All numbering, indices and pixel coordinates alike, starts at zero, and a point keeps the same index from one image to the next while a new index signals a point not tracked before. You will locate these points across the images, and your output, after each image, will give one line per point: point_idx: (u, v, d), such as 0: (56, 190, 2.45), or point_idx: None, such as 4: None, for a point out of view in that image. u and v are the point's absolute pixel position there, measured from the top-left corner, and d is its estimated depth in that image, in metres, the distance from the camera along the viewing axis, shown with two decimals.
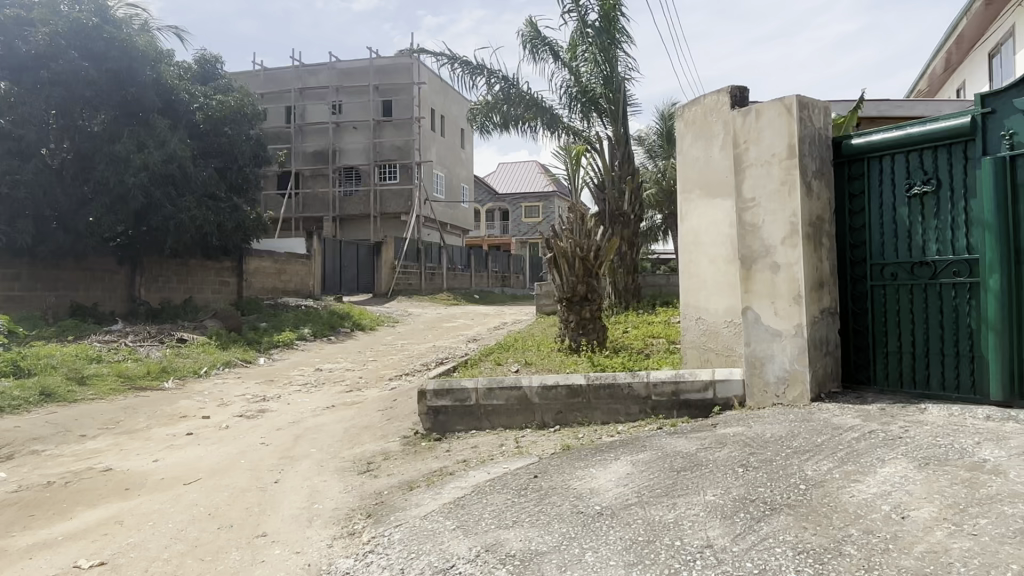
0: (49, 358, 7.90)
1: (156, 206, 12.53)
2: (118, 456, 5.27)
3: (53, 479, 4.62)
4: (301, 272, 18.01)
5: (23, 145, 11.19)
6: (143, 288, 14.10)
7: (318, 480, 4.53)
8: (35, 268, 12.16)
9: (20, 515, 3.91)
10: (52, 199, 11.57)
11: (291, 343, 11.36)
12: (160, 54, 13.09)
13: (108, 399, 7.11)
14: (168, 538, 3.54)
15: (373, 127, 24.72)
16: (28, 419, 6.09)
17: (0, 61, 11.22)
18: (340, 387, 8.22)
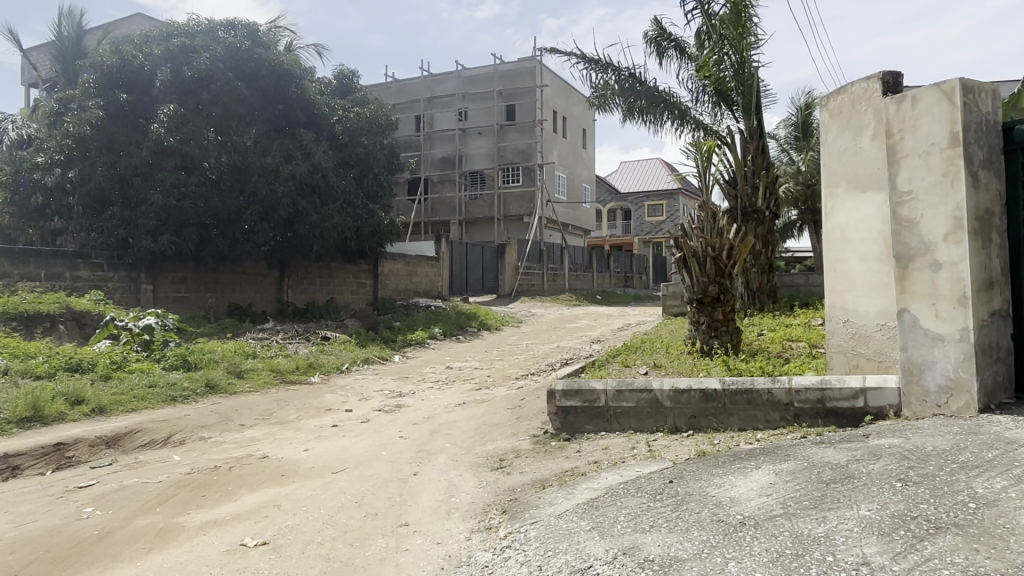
0: (212, 353, 8.71)
1: (303, 214, 13.39)
2: (272, 444, 5.71)
3: (219, 463, 5.08)
4: (430, 274, 18.72)
5: (189, 160, 12.17)
6: (290, 289, 15.21)
7: (454, 474, 4.69)
8: (199, 272, 13.40)
9: (194, 495, 4.33)
10: (212, 208, 12.44)
11: (422, 341, 11.83)
12: (304, 72, 14.04)
13: (262, 392, 7.73)
14: (321, 523, 3.79)
15: (497, 131, 25.23)
16: (196, 408, 6.73)
17: (169, 86, 12.31)
18: (469, 385, 8.46)
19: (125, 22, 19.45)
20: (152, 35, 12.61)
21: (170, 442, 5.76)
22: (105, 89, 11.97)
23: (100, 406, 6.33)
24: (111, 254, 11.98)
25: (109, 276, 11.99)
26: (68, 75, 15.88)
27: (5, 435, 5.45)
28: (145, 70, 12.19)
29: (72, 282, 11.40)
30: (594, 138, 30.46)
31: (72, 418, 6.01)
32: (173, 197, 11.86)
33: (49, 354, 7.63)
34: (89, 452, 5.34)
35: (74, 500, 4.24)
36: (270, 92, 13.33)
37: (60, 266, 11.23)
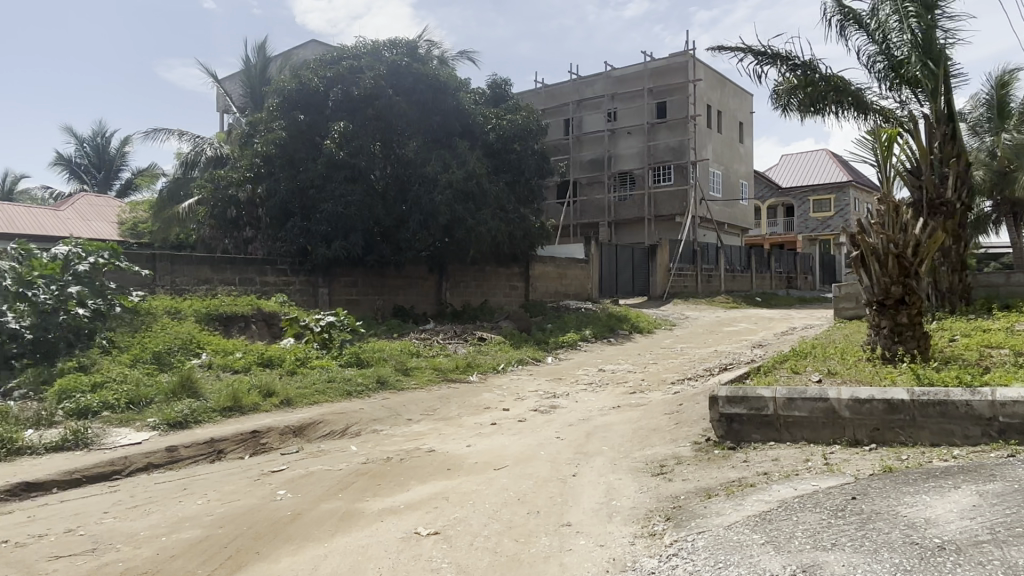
0: (381, 351, 9.29)
1: (460, 220, 13.80)
2: (438, 439, 5.99)
3: (391, 455, 5.42)
4: (580, 277, 18.86)
5: (357, 172, 13.02)
6: (448, 291, 15.91)
7: (614, 477, 4.65)
8: (367, 276, 14.41)
9: (371, 483, 4.65)
10: (378, 217, 13.22)
11: (574, 343, 11.88)
12: (459, 84, 14.61)
13: (426, 389, 8.15)
14: (487, 518, 3.92)
15: (648, 130, 24.77)
16: (368, 403, 7.21)
17: (340, 105, 13.41)
18: (623, 388, 8.36)
19: (301, 49, 21.31)
20: (325, 60, 13.72)
21: (346, 433, 6.22)
22: (287, 111, 13.20)
23: (287, 399, 6.96)
24: (293, 261, 13.21)
25: (291, 281, 13.20)
26: (256, 100, 17.66)
27: (212, 421, 6.15)
28: (320, 92, 13.31)
29: (261, 286, 12.66)
30: (751, 132, 29.04)
31: (264, 409, 6.67)
32: (342, 206, 12.75)
33: (245, 350, 8.53)
34: (280, 440, 5.90)
35: (268, 483, 4.70)
36: (429, 105, 14.02)
37: (252, 272, 12.51)
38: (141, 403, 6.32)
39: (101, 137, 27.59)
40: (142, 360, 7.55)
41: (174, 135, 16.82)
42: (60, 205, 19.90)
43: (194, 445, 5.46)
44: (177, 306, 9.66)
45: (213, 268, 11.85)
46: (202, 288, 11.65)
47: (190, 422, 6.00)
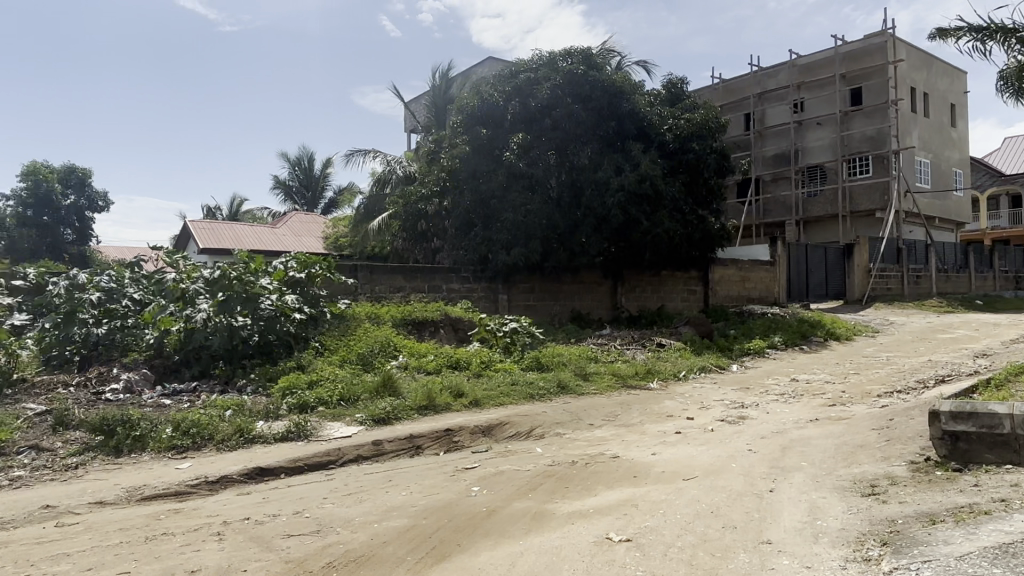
0: (561, 356, 9.42)
1: (635, 223, 13.75)
2: (621, 446, 5.96)
3: (576, 459, 5.47)
4: (765, 280, 17.88)
5: (535, 181, 13.34)
6: (624, 296, 15.79)
7: (817, 495, 4.33)
8: (544, 282, 14.67)
9: (559, 486, 4.72)
10: (554, 223, 13.49)
11: (762, 351, 11.25)
12: (634, 87, 14.45)
13: (607, 394, 8.14)
14: (679, 529, 3.82)
15: (840, 120, 22.85)
16: (551, 407, 7.34)
17: (517, 117, 13.78)
18: (820, 400, 7.75)
19: (479, 67, 22.31)
20: (504, 74, 14.23)
21: (531, 435, 6.38)
22: (469, 127, 13.85)
23: (476, 400, 7.29)
24: (474, 269, 13.75)
25: (474, 287, 13.81)
26: (441, 118, 18.70)
27: (410, 418, 6.60)
28: (499, 106, 13.84)
29: (448, 293, 13.40)
30: (965, 114, 25.78)
31: (455, 409, 7.04)
32: (521, 215, 13.12)
33: (436, 353, 9.06)
34: (471, 438, 6.19)
35: (463, 480, 4.94)
36: (605, 111, 14.02)
37: (439, 280, 13.28)
38: (349, 400, 6.95)
39: (309, 160, 30.73)
40: (348, 361, 8.31)
41: (371, 155, 18.29)
42: (277, 223, 22.46)
43: (395, 440, 5.89)
44: (376, 312, 10.50)
45: (405, 277, 12.74)
46: (396, 296, 12.57)
47: (391, 418, 6.50)
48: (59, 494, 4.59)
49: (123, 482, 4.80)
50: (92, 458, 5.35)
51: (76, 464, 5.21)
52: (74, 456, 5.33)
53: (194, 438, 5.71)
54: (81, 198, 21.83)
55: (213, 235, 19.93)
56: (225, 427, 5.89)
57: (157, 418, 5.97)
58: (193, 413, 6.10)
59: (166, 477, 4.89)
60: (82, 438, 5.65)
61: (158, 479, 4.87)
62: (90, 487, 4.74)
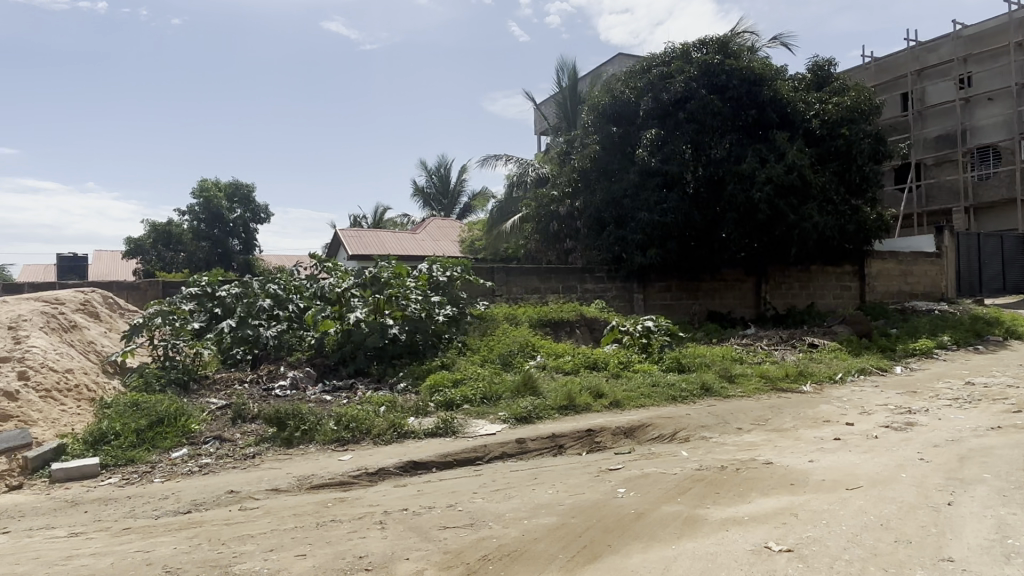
0: (702, 356, 9.14)
1: (781, 217, 13.05)
2: (774, 451, 5.68)
3: (725, 464, 5.29)
4: (931, 272, 16.40)
5: (670, 178, 13.00)
6: (768, 295, 15.08)
7: (1006, 511, 3.91)
8: (682, 281, 14.31)
9: (709, 491, 4.58)
10: (691, 220, 13.19)
11: (930, 351, 10.30)
12: (775, 73, 13.75)
13: (755, 398, 7.78)
14: (845, 540, 3.59)
15: (1018, 93, 20.43)
16: (694, 409, 7.15)
17: (651, 112, 13.48)
18: (1004, 406, 6.97)
19: (609, 65, 22.15)
20: (636, 70, 14.01)
21: (676, 438, 6.23)
22: (601, 126, 13.74)
23: (617, 400, 7.24)
24: (609, 268, 13.66)
25: (608, 287, 13.71)
26: (572, 119, 18.71)
27: (552, 417, 6.67)
28: (632, 103, 13.63)
29: (582, 293, 13.42)
30: None
31: (596, 409, 7.02)
32: (657, 213, 12.88)
33: (574, 353, 9.10)
34: (613, 439, 6.15)
35: (608, 480, 4.92)
36: (743, 100, 13.46)
37: (573, 281, 13.32)
38: (491, 399, 7.13)
39: (445, 168, 31.96)
40: (490, 360, 8.55)
41: (504, 159, 18.66)
42: (417, 229, 23.52)
43: (538, 439, 5.97)
44: (514, 313, 10.72)
45: (540, 279, 12.90)
46: (532, 297, 12.78)
47: (533, 417, 6.60)
48: (240, 480, 5.08)
49: (294, 472, 5.22)
50: (267, 448, 5.87)
51: (253, 453, 5.74)
52: (252, 446, 5.87)
53: (354, 432, 6.11)
54: (246, 211, 23.94)
55: (360, 242, 21.20)
56: (380, 422, 6.25)
57: (320, 413, 6.43)
58: (351, 409, 6.51)
59: (330, 468, 5.27)
60: (258, 430, 6.22)
61: (324, 469, 5.25)
62: (266, 474, 5.20)
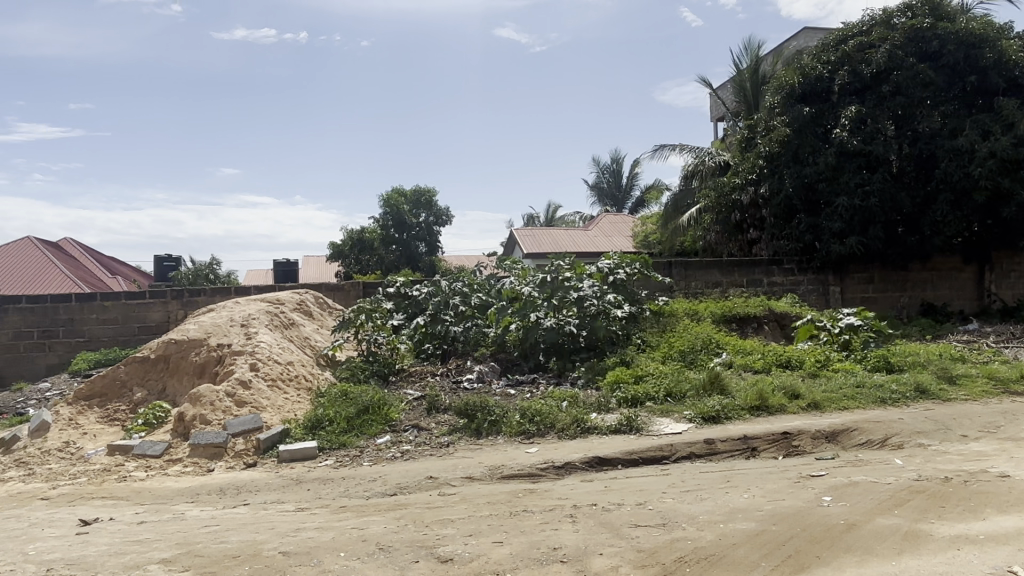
0: (915, 355, 8.24)
1: (1008, 196, 11.52)
2: (1012, 463, 4.96)
3: (950, 475, 4.71)
4: None
5: (873, 158, 11.92)
6: (994, 285, 13.48)
7: None
8: (885, 271, 13.04)
9: (932, 504, 4.11)
10: (898, 204, 12.07)
11: None
12: (999, 32, 12.04)
13: (982, 402, 6.86)
14: None
15: None
16: (907, 413, 6.44)
17: (847, 88, 12.37)
18: None
19: (793, 41, 20.69)
20: (829, 42, 12.93)
21: (887, 445, 5.66)
22: (791, 106, 12.82)
23: (815, 402, 6.74)
24: (800, 259, 12.73)
25: (799, 280, 12.75)
26: (753, 103, 17.61)
27: (742, 418, 6.36)
28: (825, 79, 12.59)
29: (769, 287, 12.63)
30: None
31: (792, 411, 6.58)
32: (857, 197, 11.89)
33: (763, 350, 8.61)
34: (813, 444, 5.72)
35: (810, 487, 4.58)
36: (960, 66, 11.92)
37: (760, 273, 12.57)
38: (676, 396, 6.96)
39: (617, 162, 31.67)
40: (671, 358, 8.32)
41: (677, 149, 18.10)
42: (590, 226, 23.52)
43: (729, 441, 5.70)
44: (695, 308, 10.37)
45: (722, 272, 12.35)
46: (714, 291, 12.28)
47: (722, 417, 6.33)
48: (438, 467, 5.39)
49: (485, 461, 5.44)
50: (459, 438, 6.18)
51: (448, 442, 6.07)
52: (446, 436, 6.22)
53: (539, 425, 6.24)
54: (429, 215, 25.47)
55: (535, 240, 21.65)
56: (564, 417, 6.33)
57: (506, 406, 6.64)
58: (536, 402, 6.66)
59: (518, 460, 5.43)
60: (450, 420, 6.56)
61: (513, 461, 5.42)
62: (460, 463, 5.47)
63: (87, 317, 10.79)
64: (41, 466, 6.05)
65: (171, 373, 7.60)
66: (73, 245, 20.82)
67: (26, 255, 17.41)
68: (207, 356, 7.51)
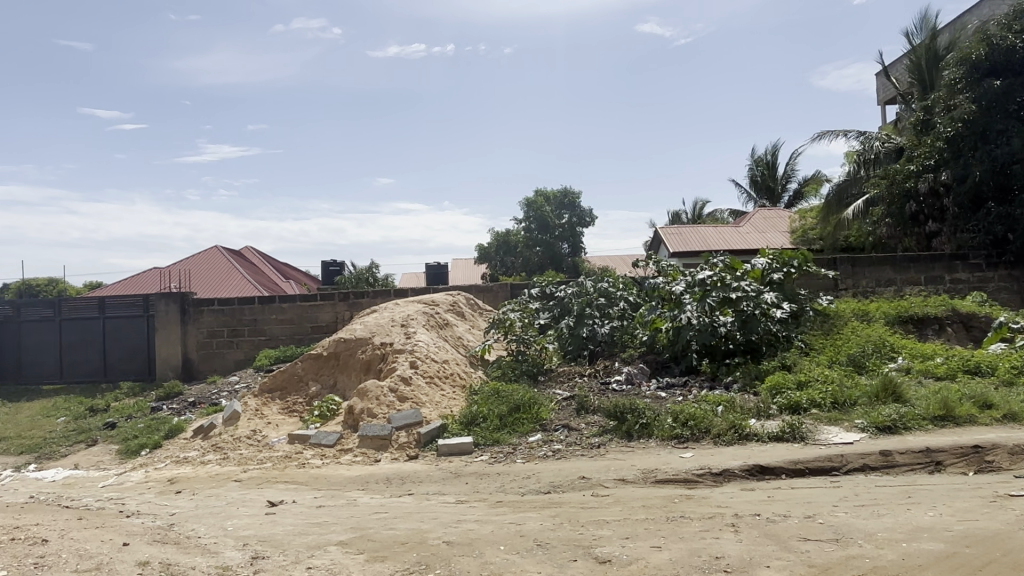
0: None
1: None
2: None
3: None
4: None
5: None
6: None
7: None
8: None
9: None
10: None
11: None
12: None
13: None
14: None
15: None
16: None
17: None
18: None
19: (976, 11, 18.56)
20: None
21: None
22: (974, 82, 11.40)
23: (1012, 413, 5.99)
24: (989, 253, 11.56)
25: (989, 276, 11.65)
26: (929, 82, 15.97)
27: (923, 430, 5.78)
28: (1017, 48, 11.04)
29: (952, 284, 11.57)
30: None
31: (984, 423, 5.89)
32: None
33: (947, 355, 7.80)
34: (1011, 460, 5.09)
35: (1010, 508, 4.08)
36: None
37: (940, 269, 11.52)
38: (844, 404, 6.47)
39: (772, 155, 30.01)
40: (837, 363, 7.77)
41: (840, 134, 16.81)
42: (741, 222, 22.48)
43: (909, 453, 5.21)
44: (866, 309, 9.62)
45: (895, 269, 11.40)
46: (887, 290, 11.35)
47: (900, 427, 5.80)
48: (591, 468, 5.39)
49: (638, 464, 5.38)
50: (610, 439, 6.15)
51: (599, 443, 6.06)
52: (596, 437, 6.22)
53: (693, 430, 6.05)
54: (573, 216, 25.52)
55: (682, 239, 21.07)
56: (720, 421, 6.09)
57: (658, 409, 6.50)
58: (689, 406, 6.46)
59: (673, 464, 5.30)
60: (600, 421, 6.53)
61: (668, 465, 5.30)
62: (612, 465, 5.44)
63: (268, 317, 11.91)
64: (234, 451, 6.76)
65: (341, 370, 8.21)
66: (253, 253, 23.05)
67: (215, 263, 19.47)
68: (371, 355, 8.03)
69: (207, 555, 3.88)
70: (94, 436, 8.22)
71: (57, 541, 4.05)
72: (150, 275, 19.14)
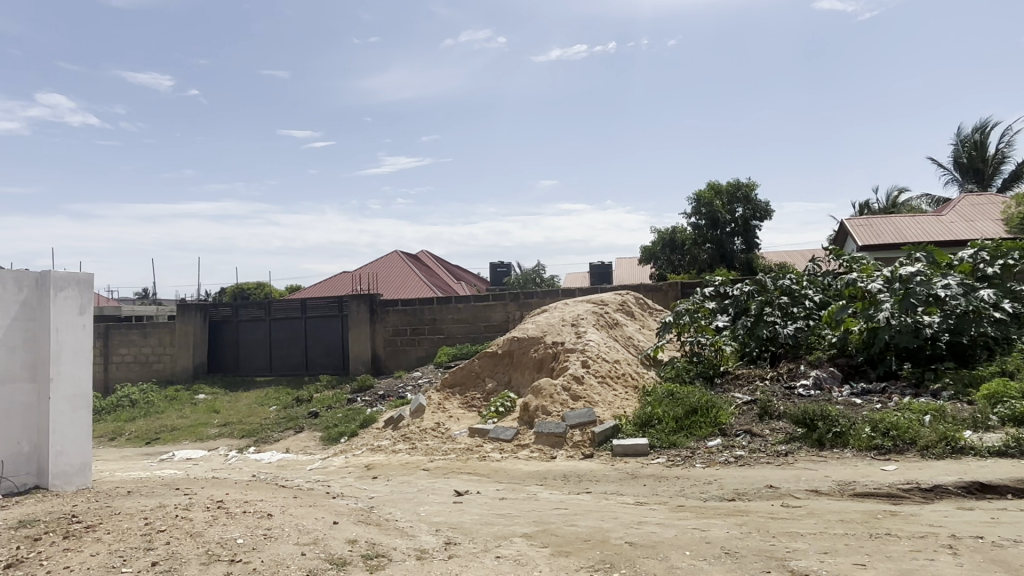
0: None
1: None
2: None
3: None
4: None
5: None
6: None
7: None
8: None
9: None
10: None
11: None
12: None
13: None
14: None
15: None
16: None
17: None
18: None
19: None
20: None
21: None
22: None
23: None
24: None
25: None
26: None
27: None
28: None
29: None
30: None
31: None
32: None
33: None
34: None
35: None
36: None
37: None
38: None
39: (981, 133, 26.56)
40: None
41: None
42: (943, 210, 20.15)
43: None
44: None
45: None
46: None
47: None
48: (778, 476, 5.13)
49: (832, 475, 5.01)
50: (798, 448, 5.79)
51: (785, 452, 5.74)
52: (783, 444, 5.88)
53: (895, 441, 5.53)
54: (747, 209, 24.12)
55: (871, 231, 19.31)
56: (928, 432, 5.50)
57: (853, 416, 6.00)
58: (890, 414, 5.91)
59: (874, 477, 4.89)
60: (786, 428, 6.15)
61: (868, 478, 4.90)
62: (803, 474, 5.13)
63: (446, 317, 12.55)
64: (421, 442, 7.23)
65: (515, 367, 8.46)
66: (429, 257, 24.38)
67: (396, 267, 20.77)
68: (544, 353, 8.21)
69: (405, 537, 4.18)
70: (301, 424, 9.16)
71: (280, 515, 4.57)
72: (342, 280, 20.94)
